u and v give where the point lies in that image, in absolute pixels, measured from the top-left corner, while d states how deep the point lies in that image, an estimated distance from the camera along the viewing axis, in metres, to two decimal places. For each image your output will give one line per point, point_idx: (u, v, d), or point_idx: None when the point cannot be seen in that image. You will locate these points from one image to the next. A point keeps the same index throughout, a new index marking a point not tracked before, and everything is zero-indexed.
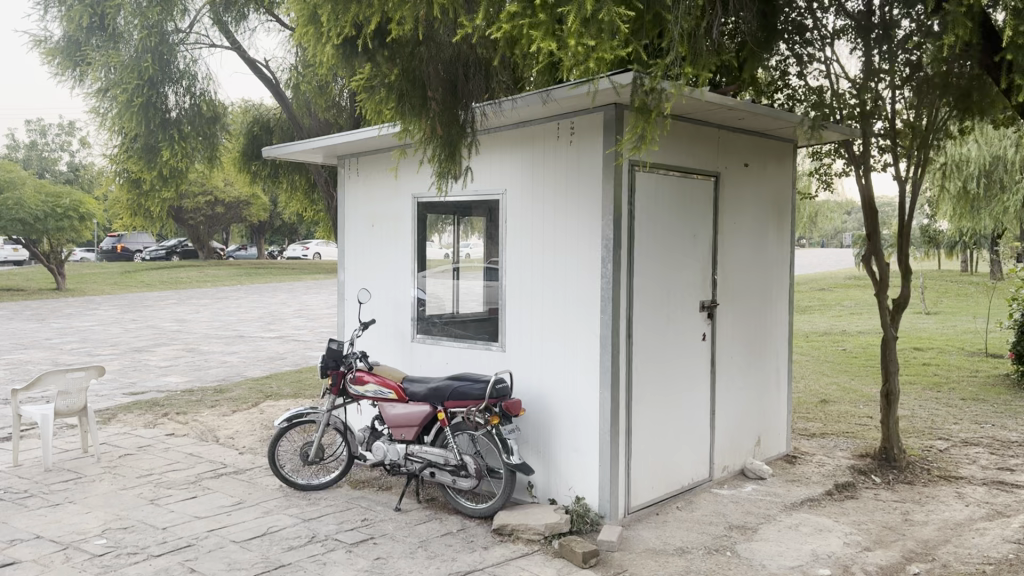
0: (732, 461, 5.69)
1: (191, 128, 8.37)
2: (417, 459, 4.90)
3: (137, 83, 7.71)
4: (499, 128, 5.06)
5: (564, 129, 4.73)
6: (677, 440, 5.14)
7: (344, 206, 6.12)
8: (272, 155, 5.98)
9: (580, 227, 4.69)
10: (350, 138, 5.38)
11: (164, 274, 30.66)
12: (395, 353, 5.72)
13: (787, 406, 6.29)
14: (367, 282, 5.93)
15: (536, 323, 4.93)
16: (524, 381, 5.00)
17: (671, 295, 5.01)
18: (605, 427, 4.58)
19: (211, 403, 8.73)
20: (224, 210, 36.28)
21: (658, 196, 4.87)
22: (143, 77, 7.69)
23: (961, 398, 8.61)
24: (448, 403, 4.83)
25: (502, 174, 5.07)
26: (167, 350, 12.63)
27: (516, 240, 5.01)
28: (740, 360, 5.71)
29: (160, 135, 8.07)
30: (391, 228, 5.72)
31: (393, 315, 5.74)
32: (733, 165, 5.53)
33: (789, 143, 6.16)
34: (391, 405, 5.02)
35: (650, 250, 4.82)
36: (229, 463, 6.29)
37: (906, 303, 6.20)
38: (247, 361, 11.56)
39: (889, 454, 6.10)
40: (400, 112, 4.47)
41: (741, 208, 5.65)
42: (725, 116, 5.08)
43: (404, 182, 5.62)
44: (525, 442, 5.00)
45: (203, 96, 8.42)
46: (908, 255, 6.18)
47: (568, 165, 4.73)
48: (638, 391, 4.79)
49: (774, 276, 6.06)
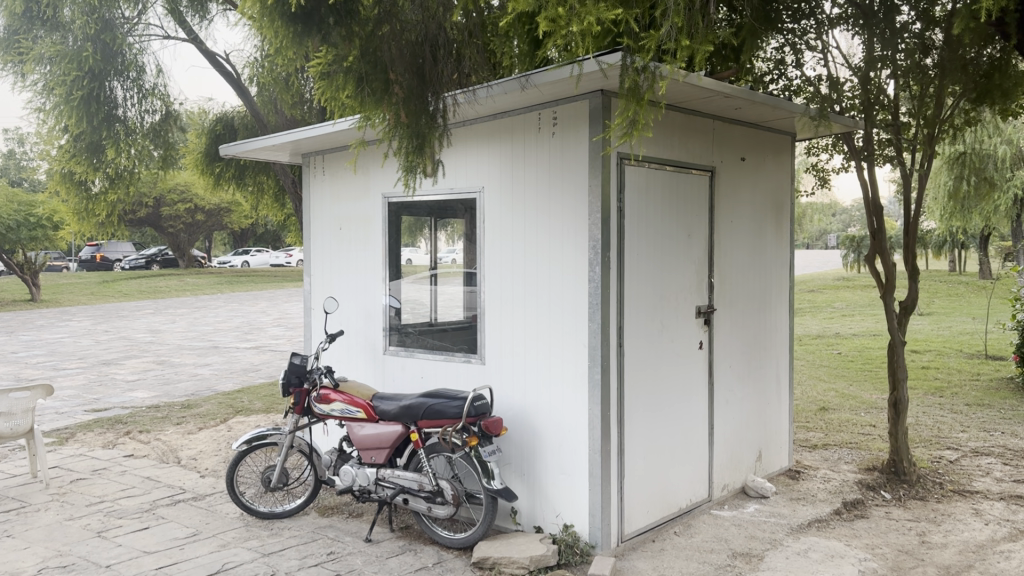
0: (732, 479, 5.27)
1: (139, 124, 7.97)
2: (389, 484, 4.44)
3: (76, 74, 7.25)
4: (474, 120, 4.64)
5: (546, 119, 4.30)
6: (673, 459, 4.71)
7: (309, 209, 5.67)
8: (230, 154, 5.49)
9: (564, 228, 4.26)
10: (310, 132, 4.93)
11: (143, 283, 30.02)
12: (366, 367, 5.27)
13: (789, 417, 5.88)
14: (335, 291, 5.48)
15: (518, 334, 4.50)
16: (505, 397, 4.56)
17: (665, 300, 4.59)
18: (595, 447, 4.15)
19: (177, 420, 8.24)
20: (204, 218, 35.69)
21: (649, 192, 4.45)
22: (82, 68, 7.24)
23: (965, 402, 8.23)
24: (422, 423, 4.38)
25: (478, 170, 4.63)
26: (137, 363, 12.10)
27: (495, 243, 4.58)
28: (739, 368, 5.29)
29: (104, 132, 7.59)
30: (361, 231, 5.27)
31: (363, 325, 5.29)
32: (729, 160, 5.12)
33: (788, 135, 5.75)
34: (360, 426, 4.55)
35: (642, 252, 4.40)
36: (189, 488, 5.82)
37: (914, 305, 5.80)
38: (220, 373, 11.07)
39: (899, 467, 5.69)
40: (360, 98, 4.02)
41: (737, 205, 5.23)
42: (720, 105, 4.65)
43: (373, 180, 5.17)
44: (507, 464, 4.55)
45: (155, 91, 7.97)
46: (915, 255, 5.79)
47: (551, 159, 4.30)
48: (631, 406, 4.36)
49: (773, 279, 5.65)
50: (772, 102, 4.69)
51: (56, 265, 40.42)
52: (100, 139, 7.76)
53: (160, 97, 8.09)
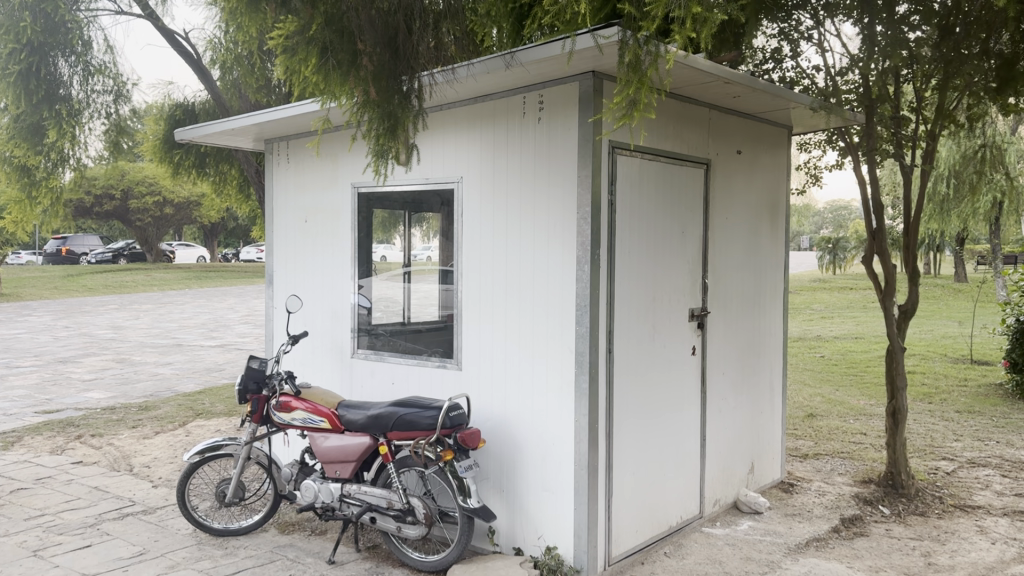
0: (724, 494, 4.94)
1: (84, 104, 7.49)
2: (355, 501, 4.05)
3: (14, 46, 6.80)
4: (453, 105, 4.26)
5: (531, 103, 3.94)
6: (663, 473, 4.36)
7: (272, 200, 5.25)
8: (185, 138, 5.06)
9: (550, 222, 3.90)
10: (273, 115, 4.53)
11: (109, 277, 29.25)
12: (333, 371, 4.87)
13: (781, 427, 5.56)
14: (299, 289, 5.07)
15: (498, 339, 4.12)
16: (484, 406, 4.19)
17: (657, 301, 4.24)
18: (581, 463, 3.79)
19: (132, 423, 7.78)
20: (173, 211, 34.96)
21: (642, 185, 4.10)
22: (20, 40, 6.80)
23: (956, 410, 7.99)
24: (392, 434, 4.00)
25: (456, 159, 4.25)
26: (96, 361, 11.57)
27: (475, 237, 4.20)
28: (732, 375, 4.96)
29: (43, 111, 7.16)
30: (328, 224, 4.87)
31: (329, 326, 4.89)
32: (725, 152, 4.78)
33: (784, 129, 5.44)
34: (324, 437, 4.15)
35: (633, 249, 4.04)
36: (140, 500, 5.38)
37: (914, 309, 5.50)
38: (182, 373, 10.59)
39: (897, 480, 5.40)
40: (323, 70, 3.61)
41: (732, 201, 4.90)
42: (719, 93, 4.31)
43: (342, 166, 4.77)
44: (485, 479, 4.18)
45: (101, 69, 7.51)
46: (915, 256, 5.51)
47: (536, 147, 3.94)
48: (620, 417, 4.01)
49: (768, 280, 5.33)
50: (774, 90, 4.36)
51: (21, 258, 39.50)
52: (41, 119, 7.30)
53: (111, 76, 7.61)
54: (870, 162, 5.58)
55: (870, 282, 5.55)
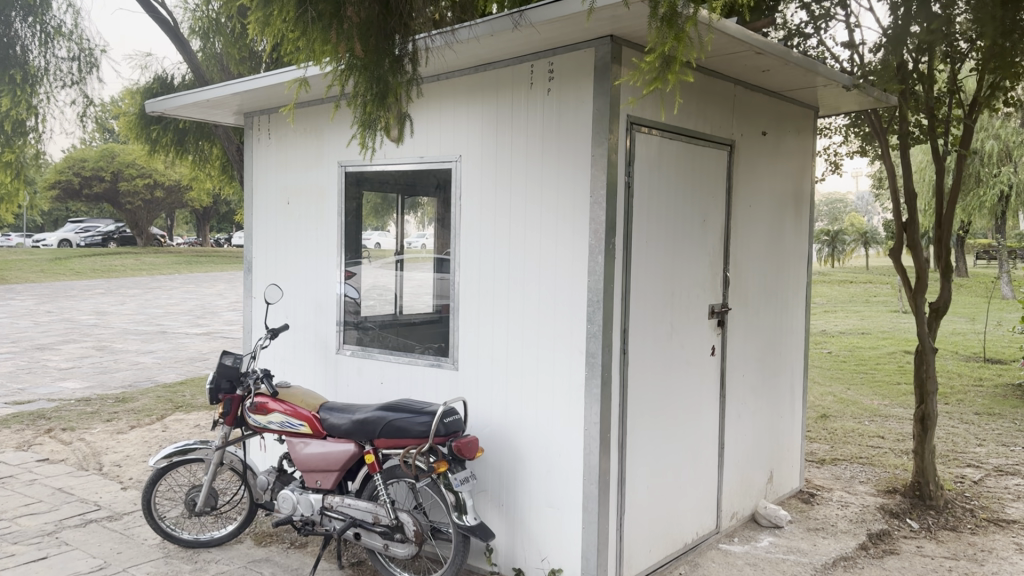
0: (742, 506, 4.54)
1: (43, 70, 6.85)
2: (337, 515, 3.64)
3: None
4: (452, 75, 3.82)
5: (539, 72, 3.51)
6: (679, 486, 3.96)
7: (252, 180, 4.81)
8: (156, 110, 4.59)
9: (557, 206, 3.48)
10: (253, 83, 4.10)
11: (98, 261, 28.71)
12: (316, 367, 4.45)
13: (801, 432, 5.16)
14: (280, 277, 4.64)
15: (498, 337, 3.71)
16: (482, 411, 3.77)
17: (675, 296, 3.83)
18: (591, 477, 3.39)
19: (107, 416, 7.35)
20: (164, 194, 34.39)
21: (662, 167, 3.67)
22: None
23: (975, 412, 7.61)
24: (379, 442, 3.56)
25: (456, 135, 3.81)
26: (75, 348, 11.11)
27: (474, 223, 3.77)
28: (752, 377, 4.55)
29: None
30: (313, 206, 4.44)
31: (312, 318, 4.46)
32: (749, 134, 4.36)
33: (809, 110, 5.02)
34: (303, 443, 3.73)
35: (650, 237, 3.62)
36: (106, 504, 4.95)
37: (947, 307, 5.09)
38: (164, 362, 10.15)
39: (925, 491, 5.00)
40: (301, 22, 3.13)
41: (756, 188, 4.48)
42: (746, 67, 3.89)
43: (327, 142, 4.34)
44: (483, 490, 3.77)
45: (59, 29, 6.91)
46: (948, 251, 5.13)
47: (544, 123, 3.51)
48: (634, 424, 3.60)
49: (790, 274, 4.92)
50: (806, 64, 3.94)
51: (9, 241, 38.95)
52: None
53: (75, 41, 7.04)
54: (901, 146, 5.16)
55: (898, 278, 5.15)
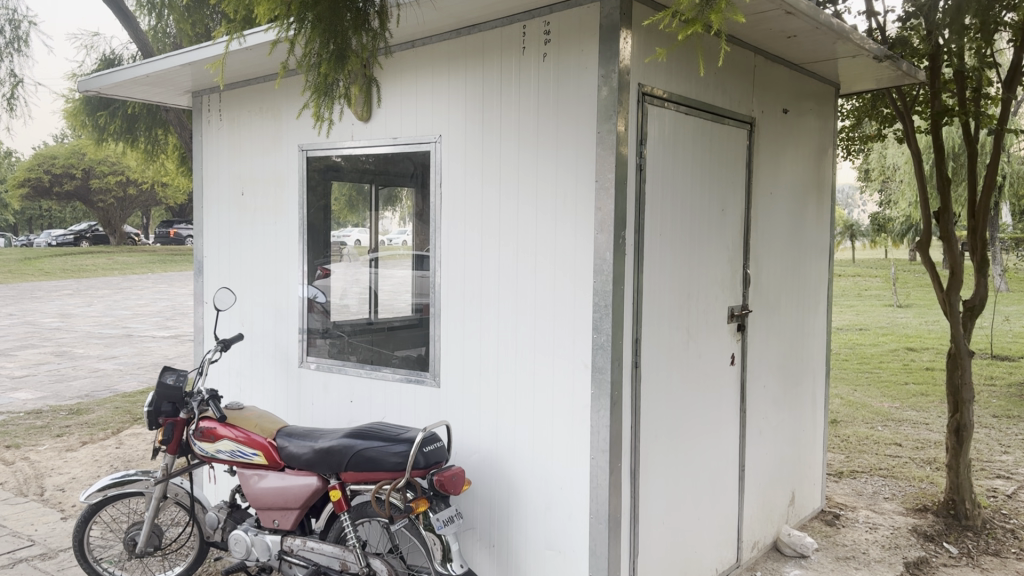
0: (763, 533, 4.01)
1: None
2: (298, 561, 3.08)
3: None
4: (431, 41, 3.26)
5: (533, 33, 2.96)
6: (697, 516, 3.42)
7: (202, 169, 4.22)
8: (90, 88, 4.01)
9: (555, 195, 2.93)
10: (198, 53, 3.53)
11: (68, 261, 27.84)
12: (276, 382, 3.88)
13: (822, 446, 4.64)
14: (234, 281, 4.06)
15: (488, 347, 3.15)
16: (469, 435, 3.22)
17: (693, 297, 3.29)
18: (600, 515, 2.84)
19: (57, 431, 6.71)
20: (136, 191, 33.50)
21: (678, 147, 3.13)
22: None
23: (994, 415, 7.13)
24: (346, 476, 2.99)
25: (436, 112, 3.25)
26: (32, 355, 10.42)
27: (458, 212, 3.21)
28: (774, 386, 4.03)
29: None
30: (270, 196, 3.87)
31: (271, 325, 3.89)
32: (770, 111, 3.84)
33: (830, 85, 4.49)
34: (258, 476, 3.17)
35: (664, 228, 3.08)
36: (41, 539, 4.33)
37: (982, 305, 4.58)
38: (127, 369, 9.50)
39: (960, 510, 4.49)
40: None
41: (777, 173, 3.96)
42: (771, 32, 3.36)
43: (285, 123, 3.77)
44: (470, 528, 3.23)
45: None
46: (983, 243, 4.62)
47: (539, 95, 2.96)
48: (648, 448, 3.06)
49: (811, 268, 4.39)
50: (839, 30, 3.41)
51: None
52: None
53: None
54: (931, 125, 4.64)
55: (928, 275, 4.64)
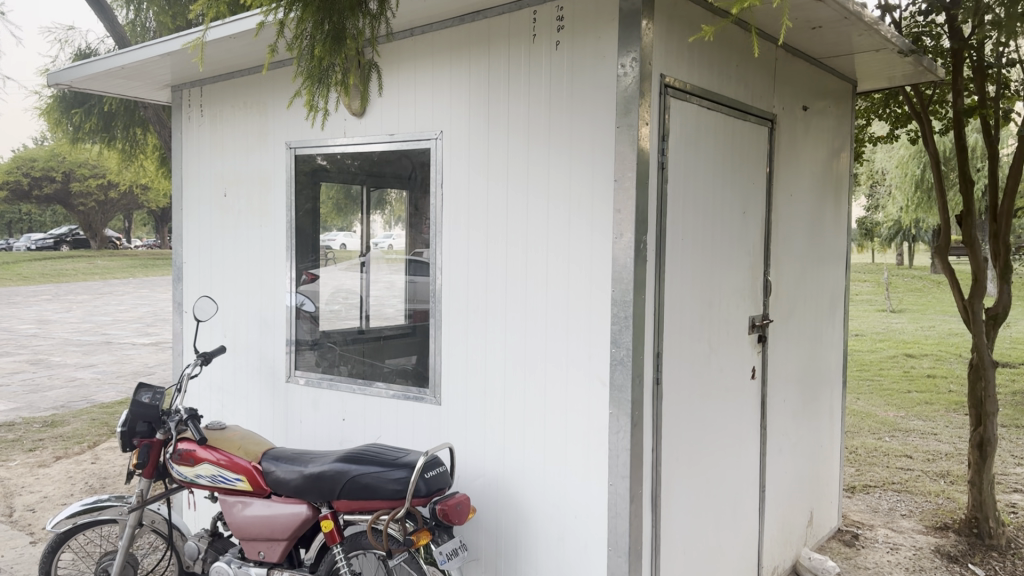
0: (782, 556, 3.77)
1: None
2: None
3: None
4: (432, 28, 3.01)
5: (544, 19, 2.71)
6: (717, 542, 3.17)
7: (180, 169, 3.93)
8: (61, 79, 3.69)
9: (568, 196, 2.68)
10: (177, 41, 3.26)
11: (47, 266, 27.32)
12: (261, 397, 3.60)
13: (838, 462, 4.40)
14: (217, 288, 3.78)
15: (494, 362, 2.89)
16: (473, 458, 2.96)
17: (715, 306, 3.05)
18: (619, 547, 2.59)
19: (29, 445, 6.38)
20: (117, 195, 32.99)
21: (700, 144, 2.89)
22: None
23: (1004, 425, 6.93)
24: (339, 505, 2.72)
25: (437, 106, 2.99)
26: (6, 363, 10.04)
27: (460, 214, 2.95)
28: (793, 399, 3.79)
29: None
30: (255, 196, 3.60)
31: (256, 336, 3.61)
32: (790, 108, 3.61)
33: (847, 82, 4.27)
34: (242, 503, 2.89)
35: (686, 232, 2.84)
36: (8, 566, 4.03)
37: (1005, 313, 4.36)
38: (106, 378, 9.16)
39: (983, 528, 4.28)
40: None
41: (797, 173, 3.73)
42: (797, 21, 3.13)
43: (272, 118, 3.50)
44: (473, 560, 2.97)
45: None
46: (1006, 248, 4.41)
47: (551, 86, 2.71)
48: (669, 471, 2.81)
49: (829, 275, 4.16)
50: (868, 20, 3.18)
51: None
52: None
53: None
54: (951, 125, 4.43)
55: (949, 281, 4.43)
